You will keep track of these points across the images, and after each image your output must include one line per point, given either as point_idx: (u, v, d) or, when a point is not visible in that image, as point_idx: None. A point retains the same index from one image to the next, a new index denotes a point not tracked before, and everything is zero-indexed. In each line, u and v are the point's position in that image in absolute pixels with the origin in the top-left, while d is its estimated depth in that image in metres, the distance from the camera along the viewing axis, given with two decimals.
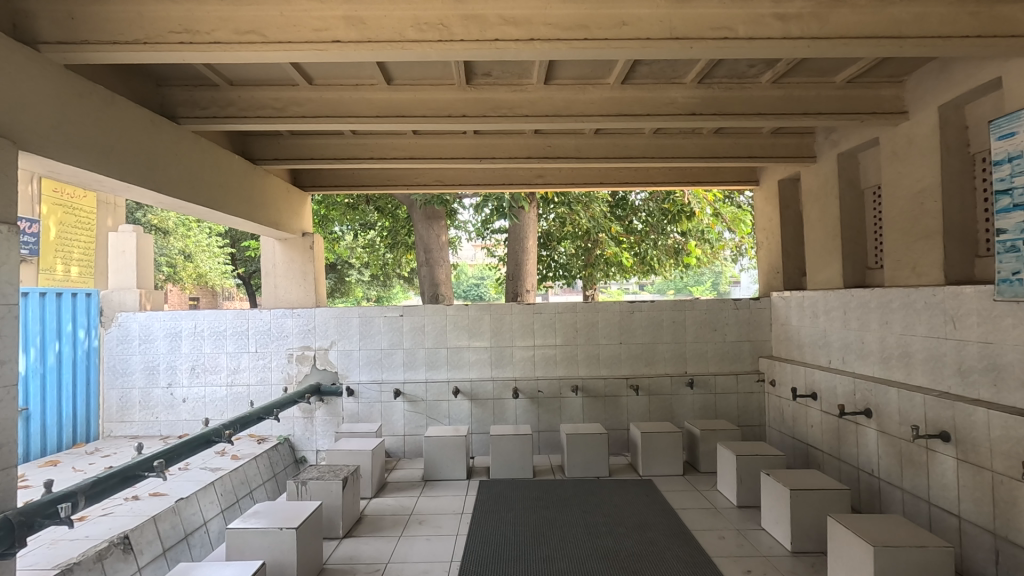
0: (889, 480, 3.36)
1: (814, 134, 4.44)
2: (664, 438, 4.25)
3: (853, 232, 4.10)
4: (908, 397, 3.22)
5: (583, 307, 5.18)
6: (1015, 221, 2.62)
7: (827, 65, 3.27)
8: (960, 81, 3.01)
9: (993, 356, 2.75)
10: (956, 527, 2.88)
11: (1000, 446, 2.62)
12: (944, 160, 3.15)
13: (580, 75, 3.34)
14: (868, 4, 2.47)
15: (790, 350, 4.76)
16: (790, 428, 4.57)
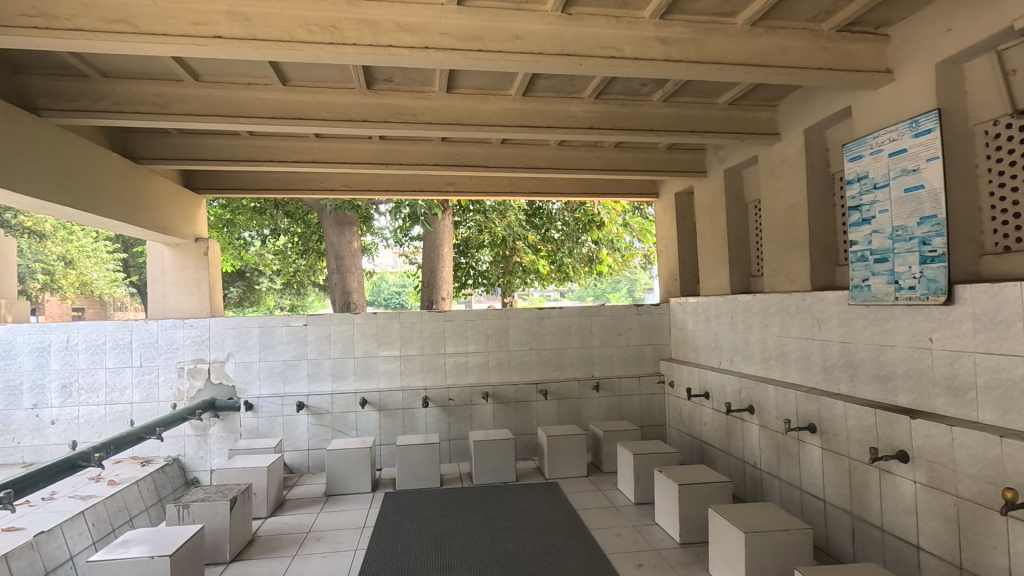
0: (769, 470, 3.64)
1: (705, 150, 4.75)
2: (570, 441, 4.37)
3: (738, 241, 4.44)
4: (783, 393, 3.51)
5: (494, 314, 5.22)
6: (863, 233, 2.94)
7: (710, 88, 3.54)
8: (820, 108, 3.35)
9: (850, 354, 3.07)
10: (821, 510, 3.17)
11: (855, 434, 2.92)
12: (810, 178, 3.49)
13: (482, 85, 3.39)
14: (737, 34, 2.71)
15: (687, 352, 5.06)
16: (686, 426, 4.83)
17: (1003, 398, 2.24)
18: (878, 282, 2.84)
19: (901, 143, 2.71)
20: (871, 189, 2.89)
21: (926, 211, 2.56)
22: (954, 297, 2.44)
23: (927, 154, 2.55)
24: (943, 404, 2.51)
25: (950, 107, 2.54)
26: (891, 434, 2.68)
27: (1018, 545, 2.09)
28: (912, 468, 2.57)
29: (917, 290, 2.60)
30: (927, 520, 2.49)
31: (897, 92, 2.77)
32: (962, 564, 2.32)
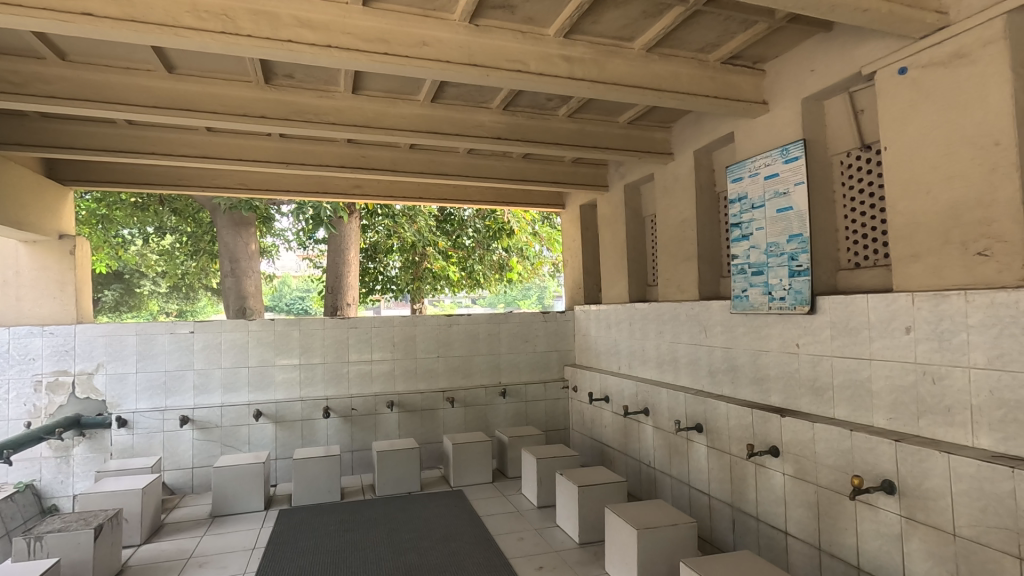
0: (662, 469, 3.86)
1: (607, 166, 4.98)
2: (475, 448, 4.38)
3: (636, 253, 4.70)
4: (674, 396, 3.75)
5: (401, 321, 5.12)
6: (743, 248, 3.23)
7: (611, 107, 3.72)
8: (708, 132, 3.64)
9: (732, 358, 3.34)
10: (707, 503, 3.41)
11: (735, 432, 3.18)
12: (699, 196, 3.77)
13: (389, 89, 3.33)
14: (634, 58, 2.88)
15: (589, 358, 5.26)
16: (588, 429, 5.01)
17: (853, 396, 2.54)
18: (754, 293, 3.13)
19: (774, 168, 3.01)
20: (750, 208, 3.18)
21: (794, 230, 2.87)
22: (816, 307, 2.73)
23: (796, 179, 2.86)
24: (807, 403, 2.80)
25: (813, 139, 2.87)
26: (765, 431, 2.95)
27: (864, 525, 2.38)
28: (781, 462, 2.84)
29: (786, 300, 2.89)
30: (794, 508, 2.76)
31: (770, 122, 3.08)
32: (822, 545, 2.60)
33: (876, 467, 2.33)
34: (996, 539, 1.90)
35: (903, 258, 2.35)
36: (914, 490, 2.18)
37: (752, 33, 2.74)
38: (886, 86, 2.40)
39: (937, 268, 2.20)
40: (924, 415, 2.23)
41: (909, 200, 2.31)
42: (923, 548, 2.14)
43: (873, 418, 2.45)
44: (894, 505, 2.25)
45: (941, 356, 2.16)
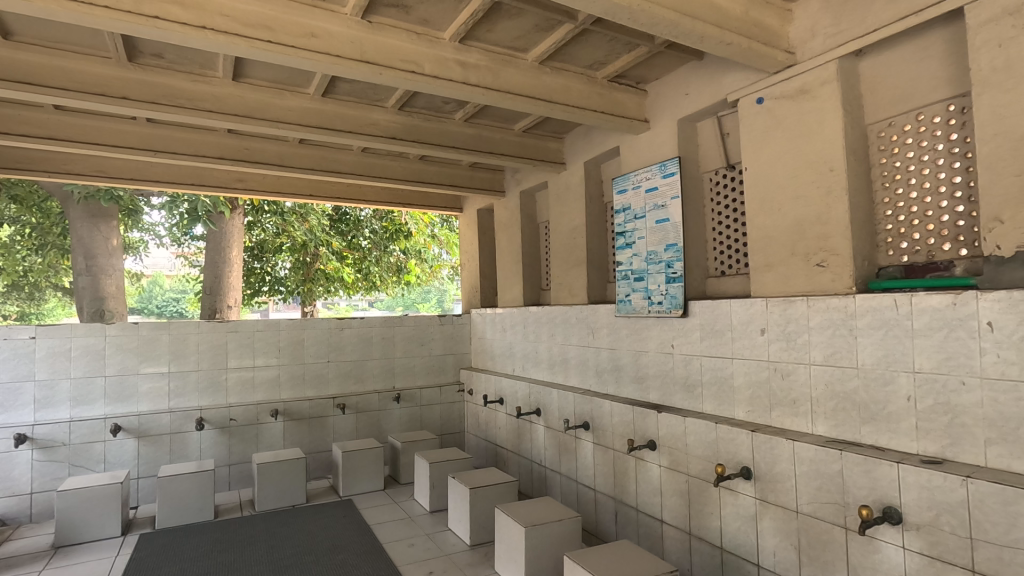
0: (552, 467, 3.99)
1: (503, 172, 5.08)
2: (366, 455, 4.24)
3: (530, 258, 4.83)
4: (563, 396, 3.89)
5: (287, 325, 4.84)
6: (627, 255, 3.44)
7: (507, 114, 3.81)
8: (596, 144, 3.84)
9: (616, 359, 3.54)
10: (593, 498, 3.58)
11: (618, 429, 3.36)
12: (588, 205, 3.96)
13: (274, 79, 3.16)
14: (527, 69, 2.97)
15: (485, 360, 5.31)
16: (483, 431, 5.05)
17: (718, 391, 2.80)
18: (636, 298, 3.35)
19: (653, 182, 3.24)
20: (633, 218, 3.40)
21: (671, 240, 3.11)
22: (688, 310, 2.98)
23: (672, 193, 3.10)
24: (680, 399, 3.04)
25: (687, 157, 3.13)
26: (644, 426, 3.16)
27: (726, 508, 2.63)
28: (658, 454, 3.06)
29: (663, 304, 3.12)
30: (669, 497, 2.98)
31: (651, 139, 3.31)
32: (692, 530, 2.82)
33: (736, 455, 2.59)
34: (829, 513, 2.19)
35: (759, 267, 2.63)
36: (766, 474, 2.45)
37: (635, 55, 2.94)
38: (746, 114, 2.68)
39: (785, 277, 2.50)
40: (775, 407, 2.51)
41: (764, 216, 2.60)
42: (773, 525, 2.41)
43: (734, 411, 2.71)
44: (751, 488, 2.51)
45: (788, 354, 2.45)
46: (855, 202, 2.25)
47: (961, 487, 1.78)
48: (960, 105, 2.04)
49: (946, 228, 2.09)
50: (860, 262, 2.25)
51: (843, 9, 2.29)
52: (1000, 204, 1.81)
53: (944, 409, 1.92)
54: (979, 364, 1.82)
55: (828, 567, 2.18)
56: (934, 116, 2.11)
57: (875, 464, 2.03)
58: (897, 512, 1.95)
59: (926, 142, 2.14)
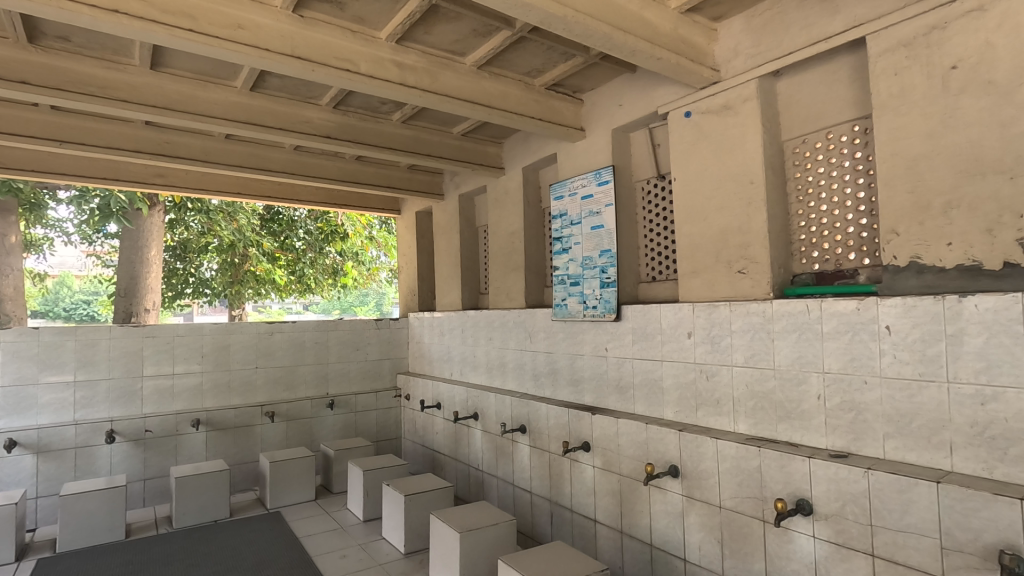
0: (490, 471, 3.99)
1: (442, 175, 5.04)
2: (297, 464, 4.08)
3: (469, 261, 4.82)
4: (501, 400, 3.90)
5: (212, 329, 4.59)
6: (564, 260, 3.50)
7: (445, 118, 3.79)
8: (534, 150, 3.89)
9: (553, 363, 3.59)
10: (529, 500, 3.60)
11: (554, 432, 3.41)
12: (526, 210, 4.00)
13: (198, 70, 2.99)
14: (465, 73, 2.97)
15: (423, 365, 5.24)
16: (420, 437, 4.98)
17: (649, 393, 2.90)
18: (572, 302, 3.41)
19: (589, 189, 3.32)
20: (570, 224, 3.47)
21: (605, 246, 3.19)
22: (621, 315, 3.07)
23: (607, 201, 3.19)
24: (613, 401, 3.12)
25: (621, 166, 3.23)
26: (579, 428, 3.22)
27: (656, 506, 2.72)
28: (592, 455, 3.12)
29: (597, 309, 3.20)
30: (602, 497, 3.05)
31: (586, 147, 3.39)
32: (623, 528, 2.90)
33: (665, 454, 2.68)
34: (749, 507, 2.31)
35: (686, 273, 2.75)
36: (691, 472, 2.55)
37: (571, 64, 3.00)
38: (675, 126, 2.80)
39: (710, 283, 2.63)
40: (700, 407, 2.63)
41: (691, 224, 2.72)
42: (699, 520, 2.52)
43: (663, 412, 2.82)
44: (678, 486, 2.61)
45: (713, 356, 2.57)
46: (772, 213, 2.40)
47: (863, 478, 1.93)
48: (863, 126, 2.22)
49: (852, 239, 2.26)
50: (777, 270, 2.39)
51: (763, 32, 2.44)
52: (897, 218, 1.99)
53: (849, 406, 2.07)
54: (879, 365, 1.98)
55: (748, 558, 2.31)
56: (841, 136, 2.29)
57: (789, 459, 2.16)
58: (808, 503, 2.09)
59: (834, 159, 2.31)
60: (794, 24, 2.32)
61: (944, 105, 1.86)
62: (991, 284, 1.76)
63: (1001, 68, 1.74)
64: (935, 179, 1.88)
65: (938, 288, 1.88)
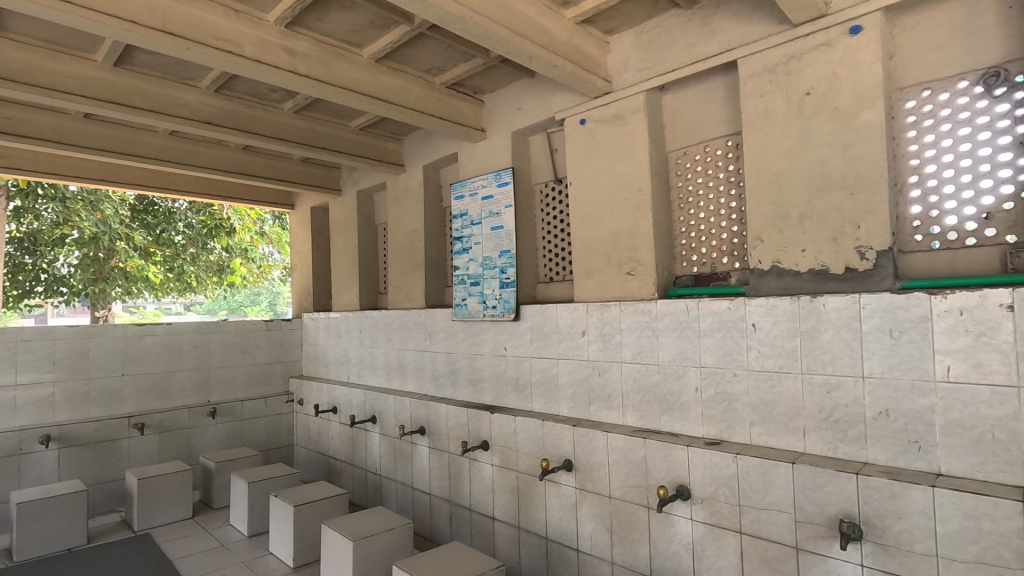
0: (388, 475, 3.89)
1: (340, 169, 4.84)
2: (171, 480, 3.72)
3: (367, 260, 4.67)
4: (400, 402, 3.82)
5: (66, 333, 4.06)
6: (464, 260, 3.50)
7: (342, 110, 3.64)
8: (435, 149, 3.85)
9: (453, 362, 3.57)
10: (428, 502, 3.56)
11: (453, 432, 3.39)
12: (427, 209, 3.95)
13: (48, 38, 2.64)
14: (362, 65, 2.88)
15: (318, 368, 4.99)
16: (314, 443, 4.75)
17: (545, 391, 2.98)
18: (472, 302, 3.41)
19: (489, 190, 3.35)
20: (470, 224, 3.47)
21: (504, 246, 3.24)
22: (519, 314, 3.12)
23: (506, 202, 3.24)
24: (511, 400, 3.17)
25: (520, 169, 3.29)
26: (478, 427, 3.23)
27: (551, 500, 2.81)
28: (491, 454, 3.15)
29: (497, 308, 3.23)
30: (500, 494, 3.09)
31: (487, 148, 3.41)
32: (520, 523, 2.96)
33: (559, 449, 2.77)
34: (636, 495, 2.45)
35: (580, 275, 2.86)
36: (584, 465, 2.66)
37: (471, 65, 3.01)
38: (571, 132, 2.90)
39: (602, 284, 2.75)
40: (593, 403, 2.74)
41: (584, 228, 2.83)
42: (591, 511, 2.63)
43: (559, 408, 2.91)
44: (571, 479, 2.71)
45: (604, 354, 2.69)
46: (657, 219, 2.57)
47: (733, 463, 2.12)
48: (735, 141, 2.43)
49: (726, 245, 2.47)
50: (661, 272, 2.56)
51: (651, 48, 2.59)
52: (761, 226, 2.20)
53: (721, 397, 2.26)
54: (747, 359, 2.18)
55: (634, 544, 2.44)
56: (717, 149, 2.49)
57: (671, 448, 2.32)
58: (686, 489, 2.25)
59: (711, 170, 2.51)
60: (677, 43, 2.49)
61: (800, 127, 2.09)
62: (836, 286, 2.00)
63: (844, 97, 1.98)
64: (793, 192, 2.11)
65: (794, 289, 2.11)
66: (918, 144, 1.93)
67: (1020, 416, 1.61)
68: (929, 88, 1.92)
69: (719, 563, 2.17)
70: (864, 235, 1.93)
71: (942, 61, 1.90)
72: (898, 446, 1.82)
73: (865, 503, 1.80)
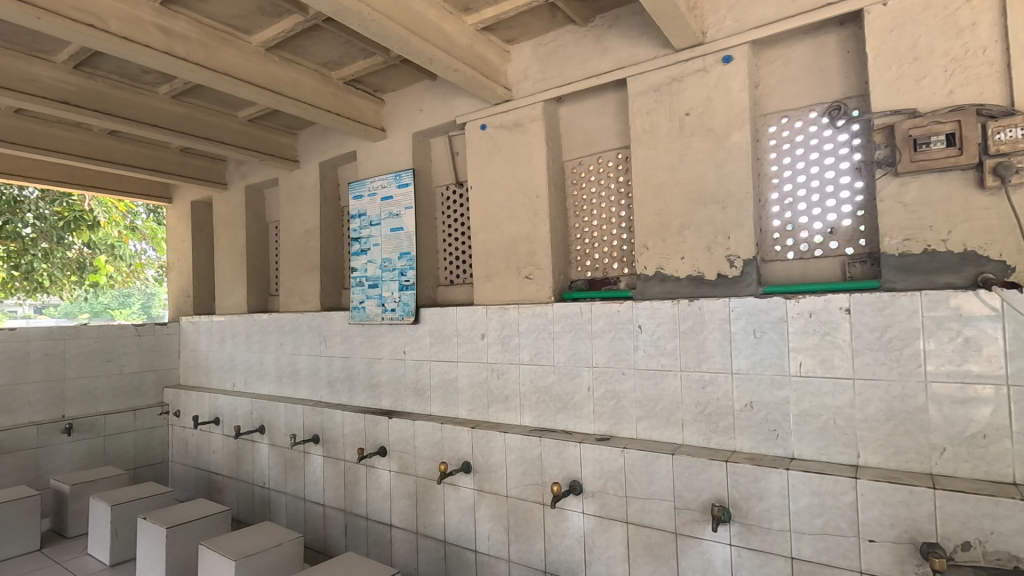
0: (277, 488, 3.68)
1: (226, 162, 4.50)
2: (14, 508, 3.25)
3: (256, 260, 4.38)
4: (291, 410, 3.62)
5: None
6: (362, 261, 3.40)
7: (228, 99, 3.40)
8: (332, 146, 3.71)
9: (349, 367, 3.45)
10: (321, 513, 3.41)
11: (349, 439, 3.28)
12: (323, 208, 3.79)
13: None
14: (251, 53, 2.71)
15: (198, 376, 4.60)
16: (193, 458, 4.37)
17: (445, 394, 2.97)
18: (370, 305, 3.32)
19: (389, 190, 3.28)
20: (368, 225, 3.38)
21: (404, 248, 3.19)
22: (419, 318, 3.09)
23: (406, 203, 3.19)
24: (410, 404, 3.13)
25: (421, 171, 3.26)
26: (375, 433, 3.15)
27: (449, 503, 2.80)
28: (388, 460, 3.08)
29: (396, 311, 3.17)
30: (397, 501, 3.03)
31: (387, 148, 3.35)
32: (418, 528, 2.92)
33: (458, 451, 2.78)
34: (532, 493, 2.51)
35: (480, 278, 2.89)
36: (482, 466, 2.69)
37: (370, 62, 2.94)
38: (472, 137, 2.93)
39: (501, 287, 2.80)
40: (491, 404, 2.78)
41: (484, 232, 2.87)
42: (489, 511, 2.66)
43: (458, 410, 2.91)
44: (470, 481, 2.73)
45: (503, 355, 2.74)
46: (554, 225, 2.66)
47: (621, 456, 2.25)
48: (625, 154, 2.59)
49: (616, 251, 2.62)
50: (557, 276, 2.66)
51: (548, 60, 2.69)
52: (647, 234, 2.36)
53: (611, 395, 2.39)
54: (634, 358, 2.33)
55: (530, 540, 2.51)
56: (609, 161, 2.64)
57: (564, 445, 2.41)
58: (578, 484, 2.35)
59: (604, 180, 2.65)
60: (573, 58, 2.60)
61: (680, 145, 2.27)
62: (709, 290, 2.20)
63: (717, 120, 2.19)
64: (674, 204, 2.28)
65: (675, 293, 2.28)
66: (778, 164, 2.18)
67: (855, 405, 1.87)
68: (786, 116, 2.17)
69: (608, 553, 2.29)
70: (734, 245, 2.14)
71: (797, 93, 2.15)
72: (760, 435, 2.03)
73: (732, 487, 1.99)
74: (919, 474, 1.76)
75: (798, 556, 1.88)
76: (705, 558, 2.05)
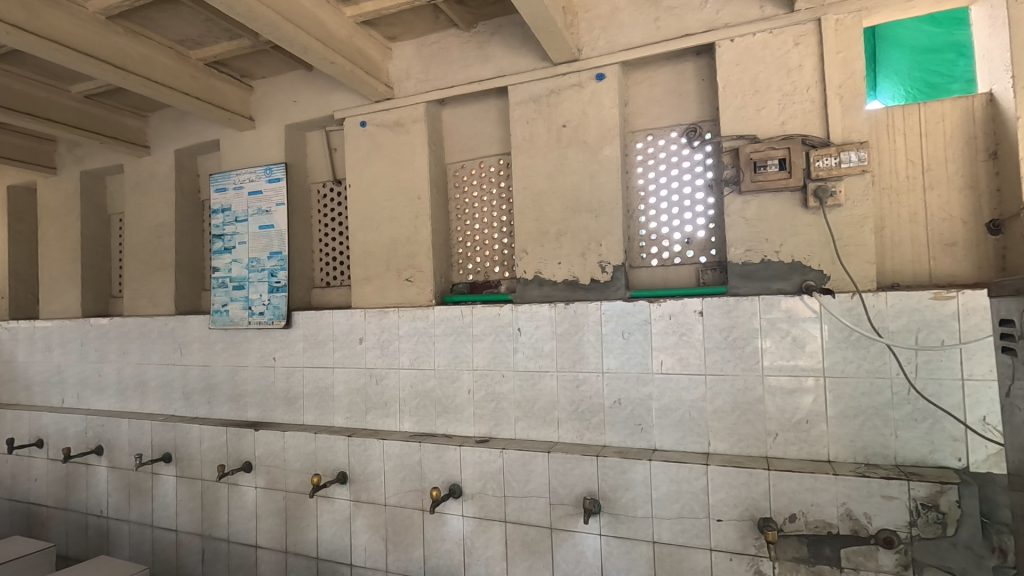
0: (118, 516, 3.24)
1: (55, 143, 3.89)
2: None
3: (94, 257, 3.83)
4: (137, 426, 3.21)
5: None
6: (226, 261, 3.11)
7: (58, 71, 2.94)
8: (190, 132, 3.36)
9: (209, 377, 3.14)
10: (173, 540, 3.06)
11: (208, 455, 2.98)
12: (179, 200, 3.41)
13: None
14: (88, 20, 2.37)
15: (15, 392, 3.91)
16: (7, 489, 3.70)
17: (319, 402, 2.82)
18: (234, 308, 3.05)
19: (257, 184, 3.04)
20: (233, 221, 3.11)
21: (274, 247, 2.97)
22: (291, 322, 2.90)
23: (277, 199, 2.98)
24: (280, 414, 2.92)
25: (294, 165, 3.07)
26: (239, 447, 2.89)
27: (323, 517, 2.66)
28: (254, 475, 2.85)
29: (264, 315, 2.94)
30: (264, 519, 2.81)
31: (255, 138, 3.10)
32: (288, 547, 2.74)
33: (333, 462, 2.64)
34: (411, 499, 2.46)
35: (358, 280, 2.78)
36: (359, 475, 2.58)
37: (236, 45, 2.71)
38: (351, 134, 2.81)
39: (380, 290, 2.72)
40: (369, 411, 2.69)
41: (363, 232, 2.77)
42: (365, 522, 2.56)
43: (334, 419, 2.77)
44: (345, 492, 2.61)
45: (382, 360, 2.66)
46: (435, 227, 2.64)
47: (499, 457, 2.28)
48: (506, 160, 2.64)
49: (497, 256, 2.66)
50: (438, 279, 2.64)
51: (431, 61, 2.67)
52: (526, 239, 2.42)
53: (490, 398, 2.42)
54: (513, 360, 2.38)
55: (408, 548, 2.46)
56: (490, 166, 2.68)
57: (444, 449, 2.39)
58: (458, 487, 2.35)
59: (485, 185, 2.69)
60: (456, 61, 2.61)
61: (557, 154, 2.37)
62: (583, 295, 2.31)
63: (591, 133, 2.31)
64: (551, 211, 2.37)
65: (552, 297, 2.37)
66: (644, 178, 2.36)
67: (707, 398, 2.07)
68: (651, 134, 2.36)
69: (486, 554, 2.31)
70: (605, 252, 2.27)
71: (660, 114, 2.34)
72: (627, 429, 2.17)
73: (602, 481, 2.11)
74: (757, 457, 2.00)
75: (659, 540, 2.04)
76: (577, 549, 2.15)
